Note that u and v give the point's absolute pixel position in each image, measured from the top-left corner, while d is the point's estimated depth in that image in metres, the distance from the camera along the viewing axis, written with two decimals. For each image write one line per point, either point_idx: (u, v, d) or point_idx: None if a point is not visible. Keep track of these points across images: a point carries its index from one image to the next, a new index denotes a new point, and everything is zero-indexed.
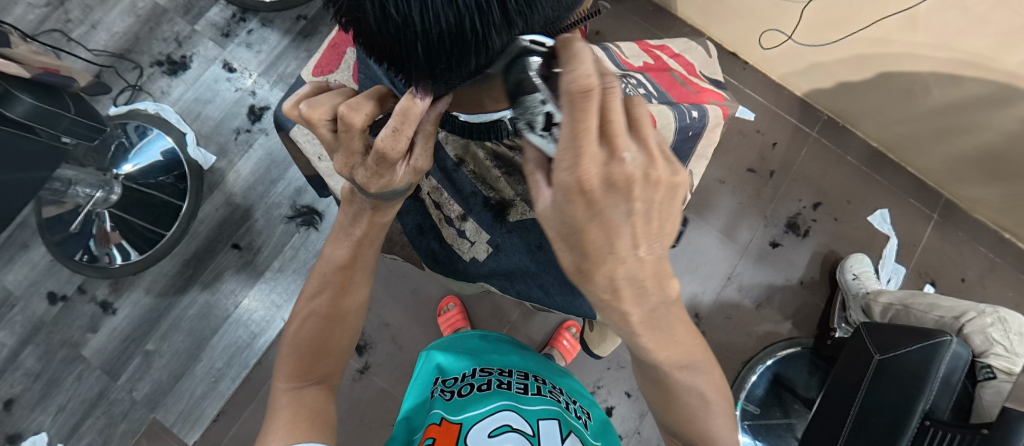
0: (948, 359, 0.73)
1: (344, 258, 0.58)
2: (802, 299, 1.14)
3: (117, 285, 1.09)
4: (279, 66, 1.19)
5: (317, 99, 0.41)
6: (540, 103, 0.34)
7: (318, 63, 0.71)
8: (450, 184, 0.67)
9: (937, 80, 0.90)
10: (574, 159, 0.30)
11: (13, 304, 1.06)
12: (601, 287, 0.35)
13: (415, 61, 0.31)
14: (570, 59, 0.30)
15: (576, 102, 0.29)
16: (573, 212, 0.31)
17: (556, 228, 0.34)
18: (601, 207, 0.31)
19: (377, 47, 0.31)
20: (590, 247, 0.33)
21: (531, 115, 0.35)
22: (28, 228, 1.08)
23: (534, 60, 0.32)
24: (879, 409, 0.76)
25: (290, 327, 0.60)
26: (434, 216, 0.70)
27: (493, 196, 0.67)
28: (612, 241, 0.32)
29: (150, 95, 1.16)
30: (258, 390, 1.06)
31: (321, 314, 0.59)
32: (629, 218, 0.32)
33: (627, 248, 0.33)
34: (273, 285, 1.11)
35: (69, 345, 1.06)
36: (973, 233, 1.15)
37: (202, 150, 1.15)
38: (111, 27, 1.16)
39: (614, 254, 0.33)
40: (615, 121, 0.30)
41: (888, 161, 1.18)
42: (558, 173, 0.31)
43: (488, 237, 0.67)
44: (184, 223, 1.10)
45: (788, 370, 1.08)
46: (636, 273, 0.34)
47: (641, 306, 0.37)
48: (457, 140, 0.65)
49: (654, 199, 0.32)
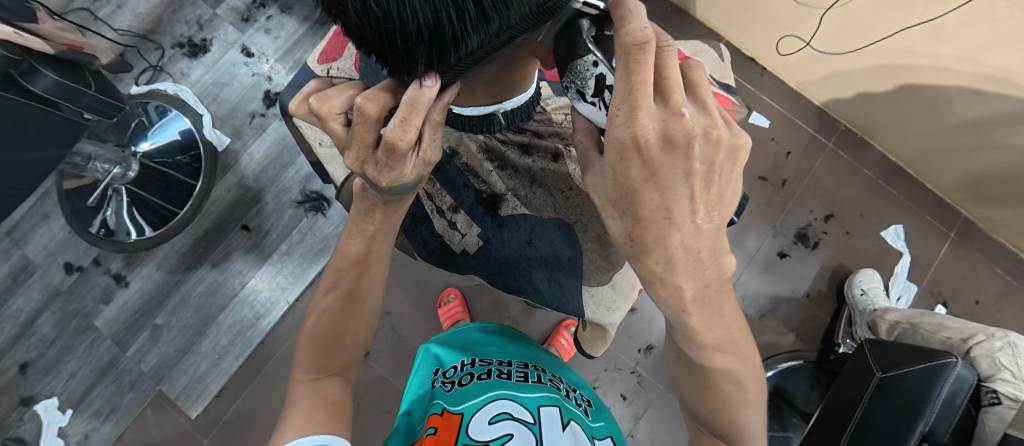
0: (951, 381, 0.72)
1: (357, 253, 0.60)
2: (807, 312, 1.12)
3: (130, 260, 1.12)
4: (296, 52, 1.20)
5: (326, 93, 0.43)
6: (592, 66, 0.38)
7: (323, 50, 0.72)
8: (443, 176, 0.69)
9: (961, 94, 0.87)
10: (630, 112, 0.35)
11: (32, 272, 1.10)
12: (656, 259, 0.40)
13: (398, 54, 0.32)
14: (622, 19, 0.35)
15: (631, 53, 0.34)
16: (629, 171, 0.37)
17: (609, 194, 0.39)
18: (655, 166, 0.37)
19: (362, 41, 0.32)
20: (646, 210, 0.38)
21: (582, 81, 0.40)
22: (49, 200, 1.12)
23: (586, 22, 0.38)
24: (881, 426, 0.74)
25: (308, 321, 0.61)
26: (426, 206, 0.69)
27: (484, 190, 0.68)
28: (669, 205, 0.38)
29: (170, 76, 1.19)
30: (261, 369, 1.09)
31: (336, 308, 0.60)
32: (686, 178, 0.37)
33: (684, 214, 0.38)
34: (280, 267, 1.13)
35: (82, 315, 1.10)
36: (990, 254, 1.11)
37: (217, 131, 1.17)
38: (136, 7, 1.19)
39: (671, 220, 0.38)
40: (671, 78, 0.36)
41: (906, 176, 1.15)
42: (615, 129, 0.36)
43: (479, 230, 0.68)
44: (196, 203, 1.13)
45: (788, 382, 1.07)
46: (693, 241, 0.39)
47: (696, 281, 0.41)
48: (453, 134, 0.68)
49: (713, 161, 0.38)
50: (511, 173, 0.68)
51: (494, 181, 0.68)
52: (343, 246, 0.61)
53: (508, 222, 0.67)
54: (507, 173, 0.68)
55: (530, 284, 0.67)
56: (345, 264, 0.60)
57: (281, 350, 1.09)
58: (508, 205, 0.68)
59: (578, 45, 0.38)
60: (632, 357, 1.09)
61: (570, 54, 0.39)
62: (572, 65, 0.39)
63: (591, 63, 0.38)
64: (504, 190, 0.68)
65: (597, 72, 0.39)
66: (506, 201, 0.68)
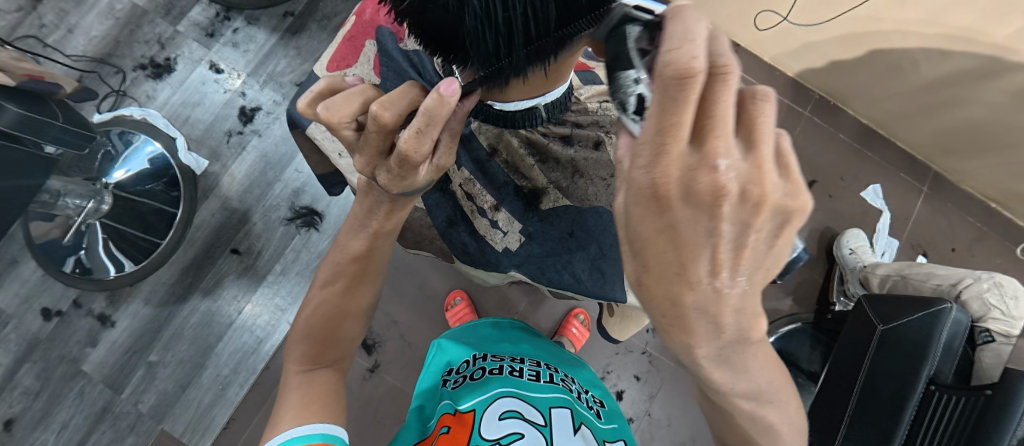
0: (948, 325, 0.76)
1: (358, 250, 0.58)
2: (801, 275, 1.17)
3: (114, 297, 1.06)
4: (268, 65, 1.16)
5: (335, 100, 0.39)
6: (634, 83, 0.34)
7: (333, 57, 0.69)
8: (483, 174, 0.66)
9: (926, 55, 0.92)
10: (653, 156, 0.29)
11: (6, 322, 1.02)
12: (662, 306, 0.35)
13: (478, 50, 0.34)
14: (674, 35, 0.27)
15: (668, 92, 0.27)
16: (643, 215, 0.32)
17: (622, 230, 0.34)
18: (676, 216, 0.30)
19: (437, 31, 0.34)
20: (653, 258, 0.33)
21: (622, 97, 0.35)
22: (15, 243, 1.04)
23: (634, 30, 0.35)
24: (884, 378, 0.79)
25: (302, 313, 0.60)
26: (466, 207, 0.66)
27: (525, 185, 0.66)
28: (684, 261, 0.32)
29: (135, 100, 1.13)
30: (267, 395, 1.05)
31: (333, 303, 0.59)
32: (709, 238, 0.31)
33: (703, 272, 0.32)
34: (275, 289, 1.09)
35: (68, 361, 1.03)
36: (961, 203, 1.19)
37: (194, 155, 1.11)
38: (89, 30, 1.12)
39: (683, 276, 0.33)
40: (717, 119, 0.28)
41: (879, 137, 1.21)
42: (634, 171, 0.30)
43: (521, 226, 0.66)
44: (180, 230, 1.08)
45: (790, 345, 1.10)
46: (708, 305, 0.34)
47: (711, 340, 0.36)
48: (491, 130, 0.65)
49: (749, 222, 0.30)
50: (553, 165, 0.65)
51: (536, 175, 0.66)
52: (341, 241, 0.58)
53: (550, 216, 0.66)
54: (549, 166, 0.65)
55: (572, 276, 0.66)
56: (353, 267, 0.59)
57: None
58: (550, 198, 0.66)
59: (620, 57, 0.35)
60: (641, 338, 1.11)
61: (616, 62, 0.36)
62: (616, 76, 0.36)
63: (634, 81, 0.34)
64: (545, 183, 0.66)
65: (636, 92, 0.34)
66: (547, 194, 0.66)
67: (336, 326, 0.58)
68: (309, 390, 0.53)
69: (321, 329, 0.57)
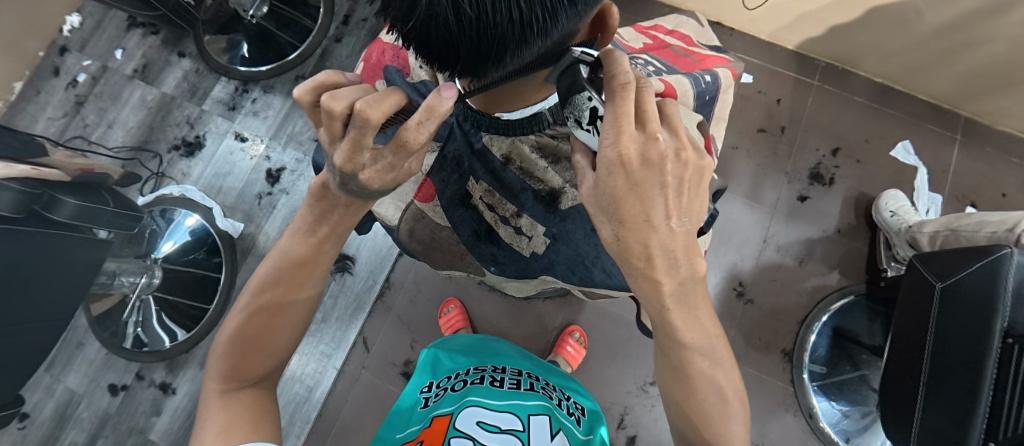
0: (1014, 271, 0.64)
1: (309, 257, 0.52)
2: (844, 246, 1.13)
3: (172, 366, 1.12)
4: (287, 127, 1.23)
5: (343, 91, 0.38)
6: (587, 101, 0.40)
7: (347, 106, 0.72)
8: (499, 184, 0.61)
9: (927, 3, 0.89)
10: (614, 135, 0.37)
11: (79, 401, 1.09)
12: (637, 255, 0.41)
13: (469, 44, 0.36)
14: (609, 62, 0.37)
15: (616, 90, 0.36)
16: (614, 183, 0.39)
17: (596, 202, 0.41)
18: (637, 178, 0.38)
19: (440, 49, 0.38)
20: (626, 213, 0.39)
21: (578, 112, 0.41)
22: (81, 328, 1.13)
23: (583, 68, 0.39)
24: (952, 344, 0.66)
25: (230, 322, 0.54)
26: (488, 218, 0.64)
27: (542, 188, 0.60)
28: (647, 209, 0.39)
29: (172, 179, 1.21)
30: (325, 443, 1.07)
31: (269, 311, 0.53)
32: (661, 189, 0.39)
33: (660, 217, 0.40)
34: (319, 337, 1.12)
35: (137, 432, 1.08)
36: (1003, 147, 1.13)
37: (230, 219, 1.18)
38: (126, 123, 1.24)
39: (649, 222, 0.40)
40: (649, 111, 0.38)
41: (897, 93, 1.18)
42: (603, 149, 0.38)
43: (545, 229, 0.61)
44: (224, 293, 1.13)
45: (846, 322, 1.06)
46: (668, 241, 0.41)
47: (673, 276, 0.43)
48: (503, 140, 0.58)
49: (683, 176, 0.40)
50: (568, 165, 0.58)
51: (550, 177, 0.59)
52: (287, 244, 0.53)
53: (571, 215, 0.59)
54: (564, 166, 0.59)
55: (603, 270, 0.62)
56: (288, 262, 0.52)
57: (342, 415, 1.09)
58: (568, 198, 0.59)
59: (575, 88, 0.40)
60: None
61: (569, 89, 0.41)
62: (571, 98, 0.41)
63: (586, 99, 0.40)
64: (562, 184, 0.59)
65: (590, 106, 0.40)
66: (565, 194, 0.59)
67: (266, 359, 0.54)
68: (252, 423, 0.50)
69: (230, 363, 0.52)
